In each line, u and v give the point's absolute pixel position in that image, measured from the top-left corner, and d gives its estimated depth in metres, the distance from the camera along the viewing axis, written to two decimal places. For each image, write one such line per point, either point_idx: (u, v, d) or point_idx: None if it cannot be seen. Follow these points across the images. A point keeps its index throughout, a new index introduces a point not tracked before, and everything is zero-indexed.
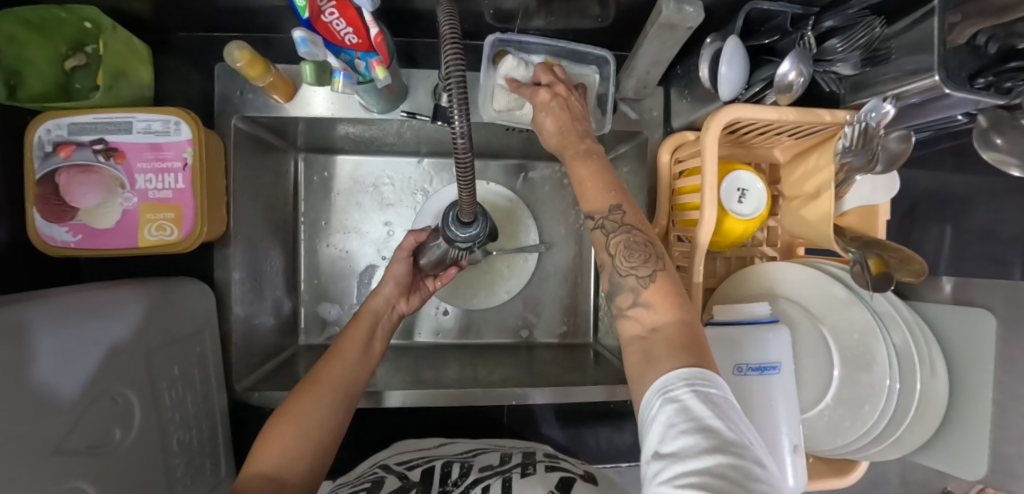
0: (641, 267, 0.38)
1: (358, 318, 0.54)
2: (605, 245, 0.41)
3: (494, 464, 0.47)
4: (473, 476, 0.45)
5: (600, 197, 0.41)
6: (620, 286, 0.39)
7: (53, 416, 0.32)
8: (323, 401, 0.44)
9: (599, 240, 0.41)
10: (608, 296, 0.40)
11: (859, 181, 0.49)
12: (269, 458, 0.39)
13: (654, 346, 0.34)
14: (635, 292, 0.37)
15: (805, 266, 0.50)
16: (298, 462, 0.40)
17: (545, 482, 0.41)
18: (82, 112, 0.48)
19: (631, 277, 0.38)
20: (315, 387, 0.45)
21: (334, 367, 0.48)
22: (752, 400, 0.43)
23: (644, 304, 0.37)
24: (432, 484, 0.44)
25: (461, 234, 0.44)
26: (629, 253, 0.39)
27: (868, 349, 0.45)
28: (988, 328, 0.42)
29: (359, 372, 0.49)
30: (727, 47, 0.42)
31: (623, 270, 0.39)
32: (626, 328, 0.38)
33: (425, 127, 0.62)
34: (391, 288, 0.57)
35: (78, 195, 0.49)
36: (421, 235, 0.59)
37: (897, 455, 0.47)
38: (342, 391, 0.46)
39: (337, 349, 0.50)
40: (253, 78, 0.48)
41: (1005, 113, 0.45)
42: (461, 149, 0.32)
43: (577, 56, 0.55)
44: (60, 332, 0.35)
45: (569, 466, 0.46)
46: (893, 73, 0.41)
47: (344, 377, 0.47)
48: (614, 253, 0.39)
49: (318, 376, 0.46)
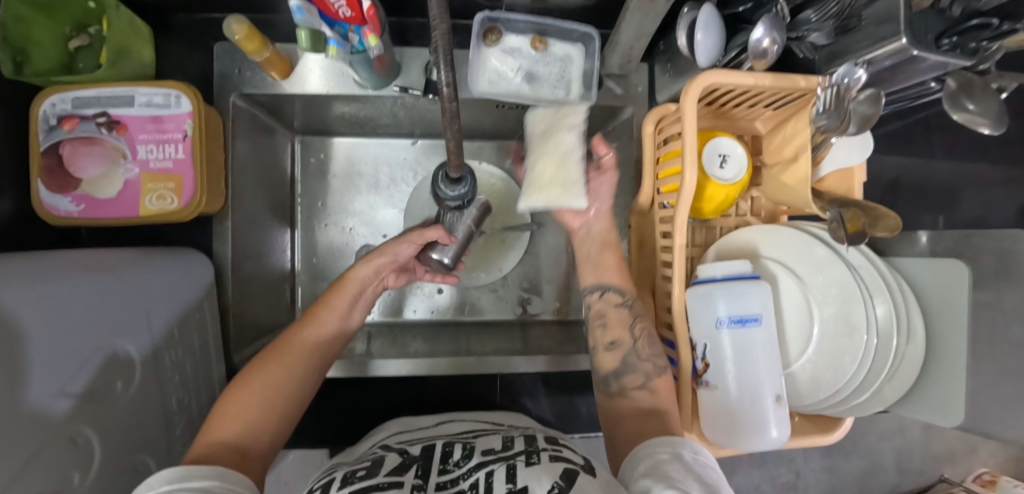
0: (658, 356, 0.49)
1: (341, 286, 0.53)
2: (628, 324, 0.52)
3: (496, 448, 0.42)
4: (476, 458, 0.40)
5: (629, 284, 0.56)
6: (633, 368, 0.49)
7: (53, 360, 0.34)
8: (288, 370, 0.44)
9: (623, 316, 0.53)
10: (617, 373, 0.49)
11: (836, 144, 0.51)
12: (230, 426, 0.38)
13: (653, 422, 0.43)
14: (647, 376, 0.48)
15: (790, 228, 0.52)
16: (260, 431, 0.40)
17: (550, 473, 0.35)
18: (85, 86, 0.50)
19: (647, 362, 0.49)
20: (280, 356, 0.45)
21: (305, 338, 0.47)
22: (728, 350, 0.45)
23: (649, 388, 0.48)
24: (433, 463, 0.40)
25: (451, 192, 0.49)
26: (649, 341, 0.51)
27: (846, 306, 0.47)
28: (960, 276, 0.43)
29: (331, 345, 0.49)
30: (704, 16, 0.44)
31: (642, 355, 0.50)
32: (624, 404, 0.47)
33: (418, 106, 0.64)
34: (377, 260, 0.55)
35: (82, 166, 0.50)
36: (442, 234, 0.55)
37: (881, 407, 0.48)
38: (310, 362, 0.46)
39: (313, 317, 0.49)
40: (251, 53, 0.50)
41: (973, 78, 0.46)
42: (447, 97, 0.35)
43: (563, 33, 0.58)
44: (59, 285, 0.37)
45: (570, 455, 0.41)
46: (865, 41, 0.42)
47: (312, 349, 0.47)
48: (637, 336, 0.51)
49: (282, 347, 0.46)
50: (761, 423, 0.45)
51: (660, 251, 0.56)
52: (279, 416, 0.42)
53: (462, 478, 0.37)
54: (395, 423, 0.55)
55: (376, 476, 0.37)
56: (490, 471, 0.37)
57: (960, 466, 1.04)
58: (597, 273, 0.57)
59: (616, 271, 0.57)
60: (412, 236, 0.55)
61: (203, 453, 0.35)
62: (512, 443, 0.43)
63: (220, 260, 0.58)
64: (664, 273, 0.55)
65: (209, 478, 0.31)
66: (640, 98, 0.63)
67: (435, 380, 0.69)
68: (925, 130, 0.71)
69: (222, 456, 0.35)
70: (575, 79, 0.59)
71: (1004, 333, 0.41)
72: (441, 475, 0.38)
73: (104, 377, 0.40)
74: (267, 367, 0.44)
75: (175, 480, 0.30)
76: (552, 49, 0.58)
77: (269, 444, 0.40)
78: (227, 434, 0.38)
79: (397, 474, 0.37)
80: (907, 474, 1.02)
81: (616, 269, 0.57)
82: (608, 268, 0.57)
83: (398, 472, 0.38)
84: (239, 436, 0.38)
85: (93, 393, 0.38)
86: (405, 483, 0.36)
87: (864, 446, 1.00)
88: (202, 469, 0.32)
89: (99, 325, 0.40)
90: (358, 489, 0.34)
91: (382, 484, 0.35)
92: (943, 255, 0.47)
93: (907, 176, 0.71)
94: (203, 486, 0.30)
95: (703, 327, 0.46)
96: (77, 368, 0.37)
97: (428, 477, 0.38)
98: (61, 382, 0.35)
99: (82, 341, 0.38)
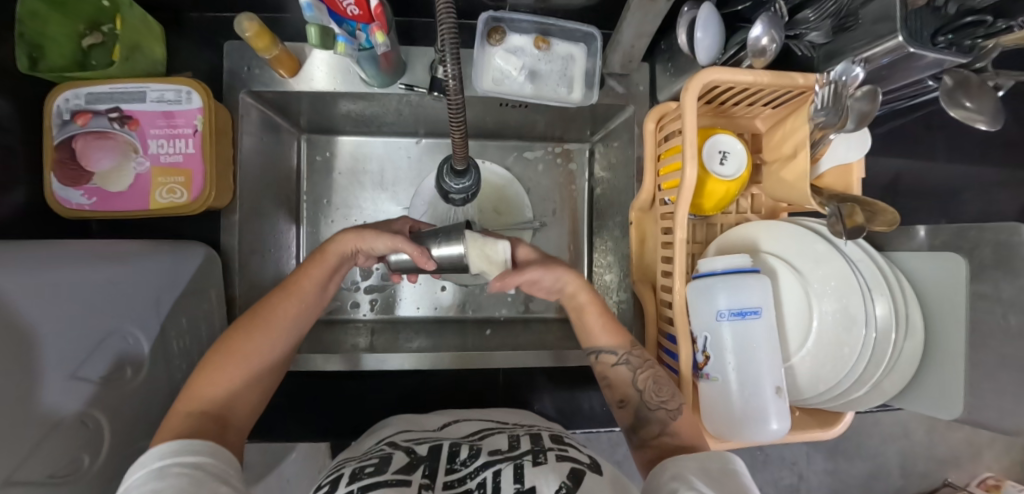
0: (668, 401, 0.47)
1: (320, 256, 0.50)
2: (632, 380, 0.49)
3: (502, 448, 0.42)
4: (483, 457, 0.40)
5: (624, 338, 0.52)
6: (648, 419, 0.46)
7: (63, 345, 0.35)
8: (268, 340, 0.44)
9: (624, 374, 0.50)
10: (634, 426, 0.47)
11: (836, 141, 0.52)
12: (208, 396, 0.39)
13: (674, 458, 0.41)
14: (665, 423, 0.45)
15: (788, 223, 0.53)
16: (238, 400, 0.41)
17: (558, 473, 0.36)
18: (98, 82, 0.52)
19: (660, 410, 0.46)
20: (258, 326, 0.44)
21: (287, 309, 0.46)
22: (727, 343, 0.46)
23: (671, 433, 0.44)
24: (441, 462, 0.40)
25: (456, 185, 0.54)
26: (657, 387, 0.48)
27: (845, 296, 0.48)
28: (959, 269, 0.43)
29: (310, 315, 0.49)
30: (702, 14, 0.45)
31: (651, 404, 0.47)
32: (645, 454, 0.45)
33: (423, 104, 0.65)
34: (352, 240, 0.50)
35: (94, 160, 0.52)
36: (422, 257, 0.48)
37: (880, 400, 0.49)
38: (288, 333, 0.46)
39: (293, 286, 0.48)
40: (260, 50, 0.51)
41: (970, 76, 0.46)
42: (453, 91, 0.37)
43: (565, 33, 0.59)
44: (69, 273, 0.38)
45: (576, 454, 0.41)
46: (862, 38, 0.43)
47: (292, 320, 0.47)
48: (642, 388, 0.48)
49: (263, 317, 0.45)
50: (761, 415, 0.46)
51: (660, 248, 0.57)
52: (254, 387, 0.43)
53: (469, 478, 0.37)
54: (394, 421, 0.55)
55: (384, 474, 0.37)
56: (497, 471, 0.37)
57: (964, 470, 1.03)
58: (589, 341, 0.53)
59: (608, 336, 0.52)
60: (389, 235, 0.49)
61: (183, 423, 0.35)
62: (519, 443, 0.43)
63: (227, 254, 0.59)
64: (664, 269, 0.56)
65: (202, 453, 0.31)
66: (642, 97, 0.64)
67: (437, 374, 0.69)
68: (925, 128, 0.71)
69: (205, 426, 0.36)
70: (577, 78, 0.60)
71: (1002, 325, 0.42)
72: (448, 474, 0.38)
73: (113, 363, 0.40)
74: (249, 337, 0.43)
75: (168, 456, 0.31)
76: (555, 49, 0.59)
77: (244, 414, 0.41)
78: (204, 401, 0.38)
79: (405, 472, 0.38)
80: (911, 477, 1.01)
81: (603, 326, 0.52)
82: (595, 328, 0.52)
83: (407, 470, 0.38)
84: (218, 405, 0.39)
85: (102, 379, 0.39)
86: (412, 482, 0.36)
87: (867, 449, 1.00)
88: (199, 444, 0.32)
89: (106, 313, 0.40)
90: (365, 487, 0.35)
91: (389, 482, 0.35)
92: (942, 249, 0.47)
93: (908, 175, 0.72)
94: (197, 462, 0.31)
95: (704, 320, 0.47)
96: (86, 354, 0.38)
97: (436, 477, 0.38)
98: (70, 367, 0.36)
99: (92, 328, 0.38)
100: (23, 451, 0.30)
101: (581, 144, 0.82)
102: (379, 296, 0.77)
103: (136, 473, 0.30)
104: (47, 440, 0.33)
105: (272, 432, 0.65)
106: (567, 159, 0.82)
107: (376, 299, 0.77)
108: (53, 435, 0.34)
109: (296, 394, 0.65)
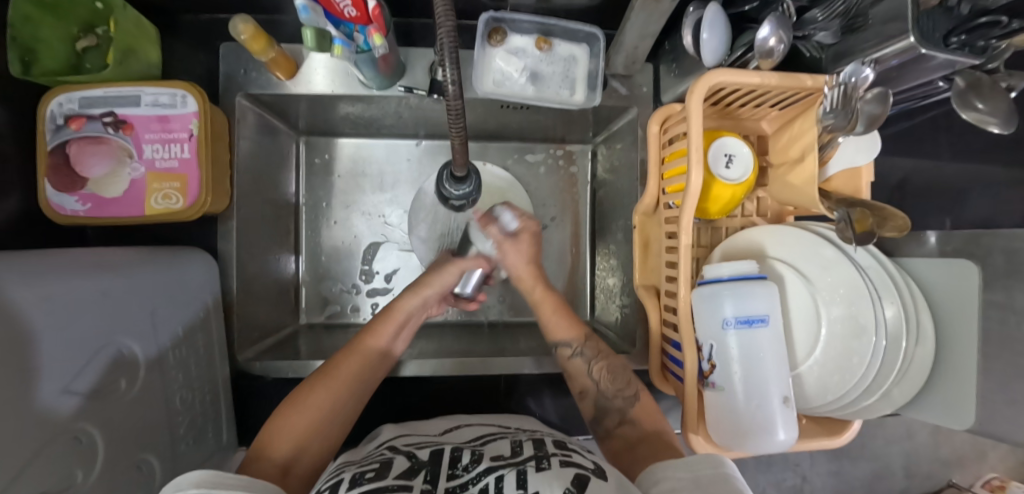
0: (624, 388, 0.52)
1: (387, 313, 0.57)
2: (588, 371, 0.54)
3: (504, 455, 0.40)
4: (485, 462, 0.37)
5: (580, 331, 0.58)
6: (607, 408, 0.51)
7: (64, 357, 0.35)
8: (331, 394, 0.48)
9: (581, 365, 0.55)
10: (598, 417, 0.51)
11: (843, 143, 0.50)
12: (278, 448, 0.43)
13: (639, 448, 0.45)
14: (623, 412, 0.50)
15: (797, 229, 0.51)
16: (307, 449, 0.44)
17: (563, 478, 0.34)
18: (92, 86, 0.51)
19: (617, 399, 0.51)
20: (325, 379, 0.49)
21: (351, 362, 0.51)
22: (734, 353, 0.45)
23: (630, 421, 0.49)
24: (442, 467, 0.38)
25: (456, 191, 0.54)
26: (612, 377, 0.53)
27: (856, 306, 0.46)
28: (972, 277, 0.42)
29: (375, 369, 0.53)
30: (709, 15, 0.44)
31: (609, 393, 0.52)
32: (610, 445, 0.48)
33: (423, 106, 0.64)
34: (417, 295, 0.60)
35: (88, 165, 0.51)
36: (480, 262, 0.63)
37: (889, 410, 0.48)
38: (353, 387, 0.50)
39: (358, 344, 0.53)
40: (256, 53, 0.50)
41: (982, 77, 0.45)
42: (452, 95, 0.36)
43: (568, 33, 0.58)
44: (72, 280, 0.37)
45: (580, 460, 0.39)
46: (872, 39, 0.42)
47: (354, 375, 0.51)
48: (599, 377, 0.53)
49: (330, 371, 0.50)
50: (768, 427, 0.45)
51: (664, 252, 0.56)
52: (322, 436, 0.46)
53: (472, 483, 0.34)
54: (387, 428, 0.53)
55: (385, 479, 0.34)
56: (500, 476, 0.34)
57: (968, 471, 1.01)
58: (549, 336, 0.59)
59: (565, 329, 0.58)
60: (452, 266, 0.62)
61: (253, 468, 0.40)
62: (521, 449, 0.41)
63: (225, 260, 0.59)
64: (668, 274, 0.54)
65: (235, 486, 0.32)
66: (645, 99, 0.63)
67: (439, 382, 0.69)
68: (933, 128, 0.70)
69: (269, 471, 0.41)
70: (579, 80, 0.59)
71: (1015, 334, 0.41)
72: (450, 480, 0.35)
73: (109, 375, 0.40)
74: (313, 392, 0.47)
75: (203, 484, 0.31)
76: (557, 49, 0.58)
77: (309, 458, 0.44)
78: (277, 449, 0.43)
79: (406, 477, 0.35)
80: (915, 478, 0.99)
81: (560, 321, 0.59)
82: (551, 319, 0.59)
83: (407, 476, 0.35)
84: (288, 453, 0.43)
85: (99, 391, 0.38)
86: (414, 487, 0.33)
87: (871, 451, 0.97)
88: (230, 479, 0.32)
89: (103, 323, 0.39)
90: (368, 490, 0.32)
91: (391, 487, 0.33)
92: (954, 255, 0.47)
93: (916, 177, 0.70)
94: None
95: (710, 329, 0.46)
96: (83, 365, 0.37)
97: (437, 483, 0.35)
98: (64, 380, 0.34)
99: (88, 339, 0.38)
100: (19, 462, 0.29)
101: (583, 146, 0.81)
102: (380, 301, 0.77)
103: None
104: (49, 453, 0.33)
105: None
106: (569, 162, 0.82)
107: (377, 304, 0.77)
108: (50, 447, 0.33)
109: None
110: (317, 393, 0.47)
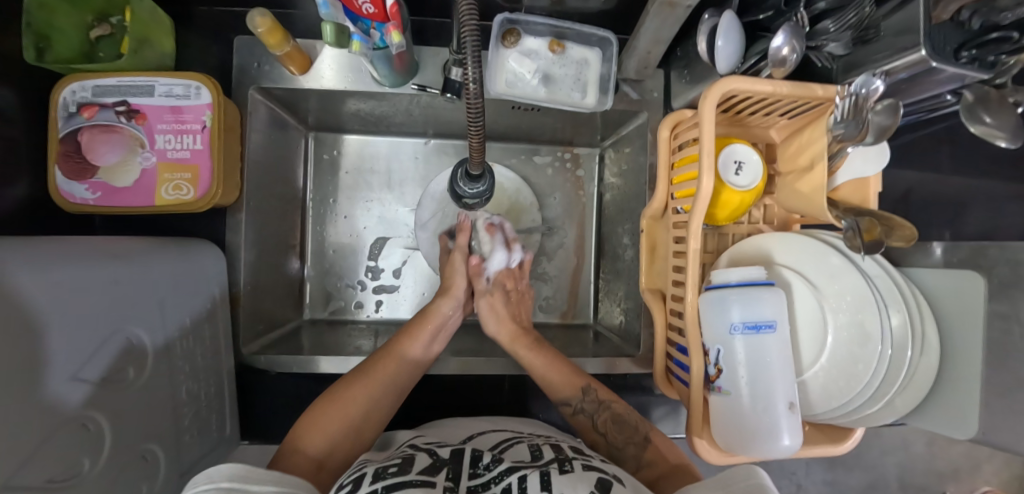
0: (634, 436, 0.49)
1: (424, 317, 0.59)
2: (593, 425, 0.52)
3: (526, 458, 0.39)
4: (507, 462, 0.37)
5: (575, 386, 0.54)
6: (622, 459, 0.48)
7: (76, 345, 0.35)
8: (369, 392, 0.48)
9: (585, 421, 0.52)
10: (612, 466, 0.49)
11: (852, 154, 0.51)
12: (311, 443, 0.43)
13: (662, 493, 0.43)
14: (639, 459, 0.47)
15: (805, 236, 0.52)
16: (337, 446, 0.44)
17: (586, 483, 0.33)
18: (106, 74, 0.51)
19: (630, 447, 0.49)
20: (363, 377, 0.49)
21: (391, 360, 0.53)
22: (751, 357, 0.45)
23: (648, 465, 0.46)
24: (463, 465, 0.37)
25: (470, 189, 0.56)
26: (620, 427, 0.50)
27: (862, 312, 0.47)
28: (975, 286, 0.43)
29: (412, 371, 0.54)
30: (723, 21, 0.45)
31: (620, 443, 0.49)
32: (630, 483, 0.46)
33: (434, 105, 0.64)
34: (446, 300, 0.63)
35: (100, 154, 0.51)
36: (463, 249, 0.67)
37: (893, 418, 0.48)
38: (388, 387, 0.50)
39: (398, 343, 0.55)
40: (271, 46, 0.50)
41: (990, 90, 0.45)
42: (472, 94, 0.37)
43: (580, 36, 0.59)
44: (88, 270, 0.37)
45: (601, 465, 0.38)
46: (883, 51, 0.43)
47: (393, 375, 0.51)
48: (605, 431, 0.51)
49: (367, 369, 0.51)
50: (775, 431, 0.45)
51: (670, 257, 0.56)
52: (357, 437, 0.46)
53: (494, 482, 0.34)
54: (403, 433, 0.52)
55: (408, 474, 0.33)
56: (524, 476, 0.33)
57: (963, 484, 0.98)
58: (549, 393, 0.55)
59: (563, 387, 0.54)
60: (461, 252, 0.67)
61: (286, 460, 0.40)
62: (541, 452, 0.40)
63: (233, 253, 0.59)
64: (675, 279, 0.55)
65: (269, 481, 0.32)
66: (655, 103, 0.64)
67: (442, 382, 0.68)
68: (937, 141, 0.70)
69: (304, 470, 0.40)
70: (592, 83, 0.59)
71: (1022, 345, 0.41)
72: (471, 479, 0.34)
73: (117, 364, 0.39)
74: (349, 388, 0.48)
75: (235, 479, 0.31)
76: (569, 52, 0.58)
77: (338, 454, 0.44)
78: (310, 445, 0.43)
79: (429, 474, 0.34)
80: (909, 490, 0.98)
81: (556, 377, 0.55)
82: (549, 378, 0.55)
83: (429, 472, 0.34)
84: (320, 450, 0.43)
85: (106, 380, 0.38)
86: (438, 483, 0.32)
87: (866, 461, 0.97)
88: (261, 473, 0.32)
89: (113, 313, 0.39)
90: (390, 486, 0.31)
91: (415, 482, 0.32)
92: (959, 266, 0.48)
93: (920, 189, 0.71)
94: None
95: (717, 334, 0.46)
96: (93, 352, 0.36)
97: (459, 481, 0.34)
98: (73, 369, 0.34)
99: (101, 327, 0.37)
100: (25, 452, 0.29)
101: (590, 149, 0.82)
102: (384, 298, 0.77)
103: (203, 485, 0.30)
104: (53, 441, 0.32)
105: (270, 432, 0.66)
106: (576, 165, 0.82)
107: (382, 301, 0.77)
108: (58, 434, 0.33)
109: (299, 394, 0.65)
110: (355, 390, 0.48)
